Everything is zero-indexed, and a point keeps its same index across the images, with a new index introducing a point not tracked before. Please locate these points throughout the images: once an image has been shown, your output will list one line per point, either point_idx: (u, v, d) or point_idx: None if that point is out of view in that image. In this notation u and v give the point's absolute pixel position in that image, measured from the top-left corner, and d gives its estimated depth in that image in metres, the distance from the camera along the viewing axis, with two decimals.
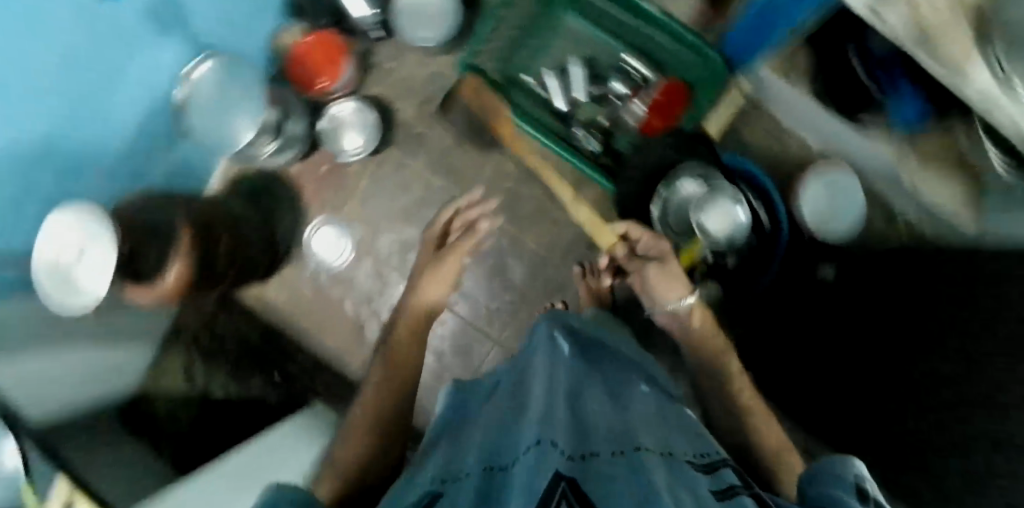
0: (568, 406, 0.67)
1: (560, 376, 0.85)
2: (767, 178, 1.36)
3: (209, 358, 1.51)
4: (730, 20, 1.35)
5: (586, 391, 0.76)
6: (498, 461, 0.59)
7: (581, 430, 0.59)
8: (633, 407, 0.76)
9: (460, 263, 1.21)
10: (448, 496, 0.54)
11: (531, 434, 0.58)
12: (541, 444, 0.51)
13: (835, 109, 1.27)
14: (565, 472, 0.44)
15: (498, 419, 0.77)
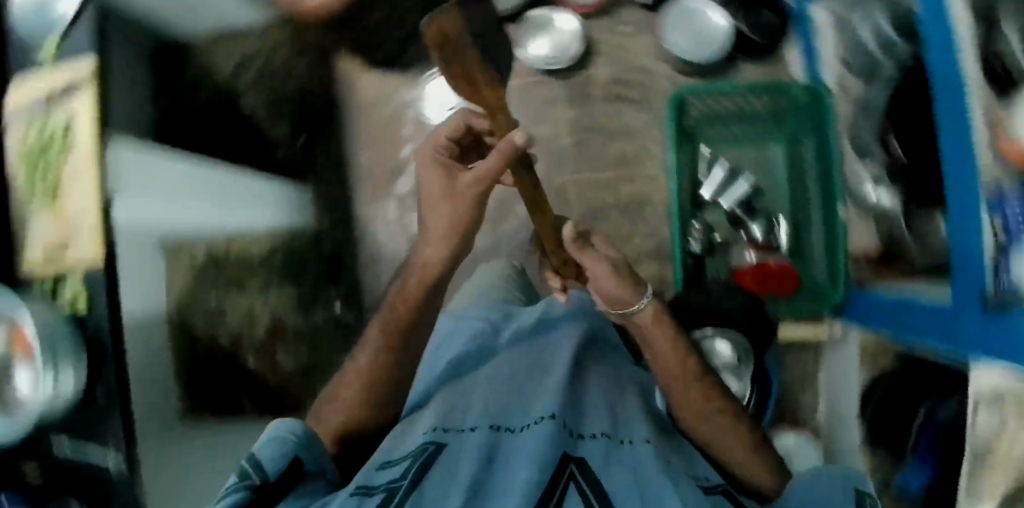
0: (569, 382, 0.84)
1: (520, 346, 0.98)
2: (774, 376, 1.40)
3: (281, 96, 1.28)
4: (875, 283, 1.20)
5: (584, 377, 0.88)
6: (496, 404, 0.80)
7: (580, 410, 0.77)
8: (566, 361, 0.91)
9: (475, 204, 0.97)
10: (454, 440, 0.72)
11: (520, 400, 0.80)
12: (541, 418, 0.72)
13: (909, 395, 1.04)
14: (559, 450, 0.65)
15: (500, 383, 0.86)
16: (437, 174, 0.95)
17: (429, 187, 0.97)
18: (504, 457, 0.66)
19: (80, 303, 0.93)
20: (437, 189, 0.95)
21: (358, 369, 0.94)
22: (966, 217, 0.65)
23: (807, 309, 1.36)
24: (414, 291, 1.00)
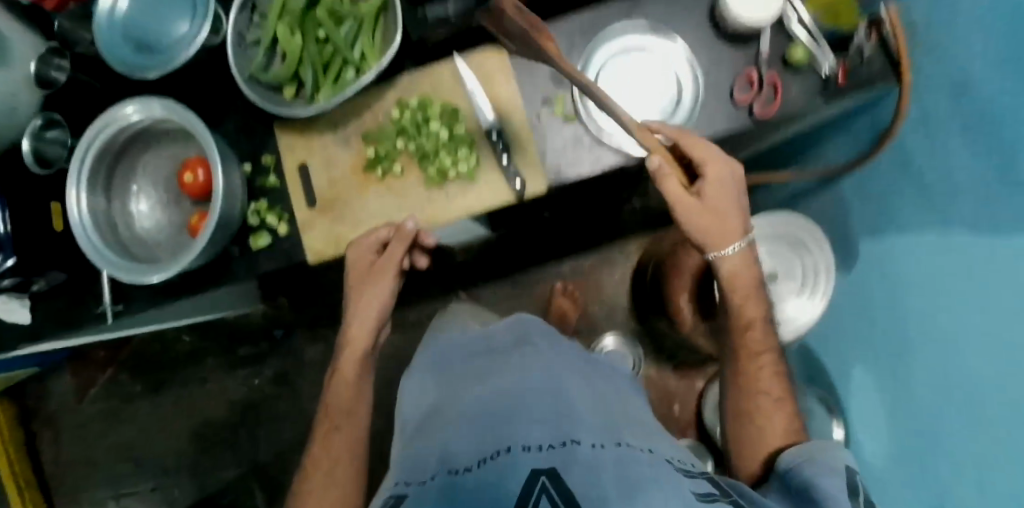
0: (522, 390, 0.54)
1: (485, 347, 0.70)
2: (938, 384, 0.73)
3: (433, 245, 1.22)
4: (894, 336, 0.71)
5: (553, 378, 0.57)
6: (449, 427, 0.51)
7: (563, 415, 0.49)
8: (540, 366, 0.59)
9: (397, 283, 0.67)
10: (412, 488, 0.45)
11: (477, 418, 0.50)
12: (509, 447, 0.44)
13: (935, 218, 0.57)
14: (531, 468, 0.41)
15: (456, 404, 0.56)
16: (371, 256, 0.65)
17: (364, 275, 0.65)
18: (485, 489, 0.40)
19: (285, 227, 0.68)
20: (369, 275, 0.65)
21: (335, 454, 0.61)
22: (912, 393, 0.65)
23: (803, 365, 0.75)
24: (350, 362, 0.66)
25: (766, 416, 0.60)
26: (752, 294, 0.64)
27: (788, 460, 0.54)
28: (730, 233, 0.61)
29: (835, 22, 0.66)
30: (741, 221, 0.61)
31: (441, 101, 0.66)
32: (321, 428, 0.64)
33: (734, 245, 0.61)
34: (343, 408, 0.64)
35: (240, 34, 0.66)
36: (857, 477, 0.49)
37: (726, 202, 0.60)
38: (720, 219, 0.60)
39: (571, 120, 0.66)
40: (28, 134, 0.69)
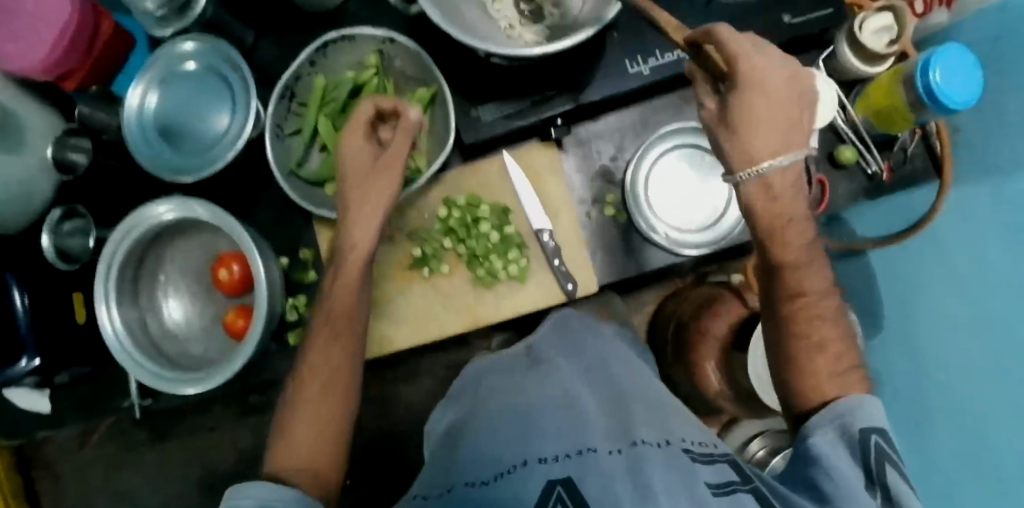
0: (529, 400, 0.50)
1: (505, 361, 0.63)
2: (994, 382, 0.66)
3: None
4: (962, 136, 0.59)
5: (558, 379, 0.53)
6: (462, 450, 0.48)
7: (573, 420, 0.45)
8: (550, 371, 0.55)
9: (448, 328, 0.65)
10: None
11: (494, 431, 0.47)
12: (522, 461, 0.41)
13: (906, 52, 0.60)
14: (544, 479, 0.38)
15: (474, 418, 0.53)
16: (369, 153, 0.55)
17: (357, 175, 0.54)
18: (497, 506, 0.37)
19: None
20: (366, 176, 0.54)
21: (332, 360, 0.54)
22: None
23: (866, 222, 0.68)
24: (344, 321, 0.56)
25: (812, 324, 0.44)
26: (796, 215, 0.42)
27: (814, 422, 0.42)
28: (788, 138, 0.39)
29: (885, 126, 0.67)
30: (800, 120, 0.40)
31: (490, 199, 0.65)
32: (317, 334, 0.55)
33: (784, 156, 0.39)
34: (347, 306, 0.56)
35: (277, 127, 0.62)
36: (871, 439, 0.39)
37: (783, 88, 0.38)
38: (777, 92, 0.38)
39: (621, 218, 0.66)
40: (46, 231, 0.64)
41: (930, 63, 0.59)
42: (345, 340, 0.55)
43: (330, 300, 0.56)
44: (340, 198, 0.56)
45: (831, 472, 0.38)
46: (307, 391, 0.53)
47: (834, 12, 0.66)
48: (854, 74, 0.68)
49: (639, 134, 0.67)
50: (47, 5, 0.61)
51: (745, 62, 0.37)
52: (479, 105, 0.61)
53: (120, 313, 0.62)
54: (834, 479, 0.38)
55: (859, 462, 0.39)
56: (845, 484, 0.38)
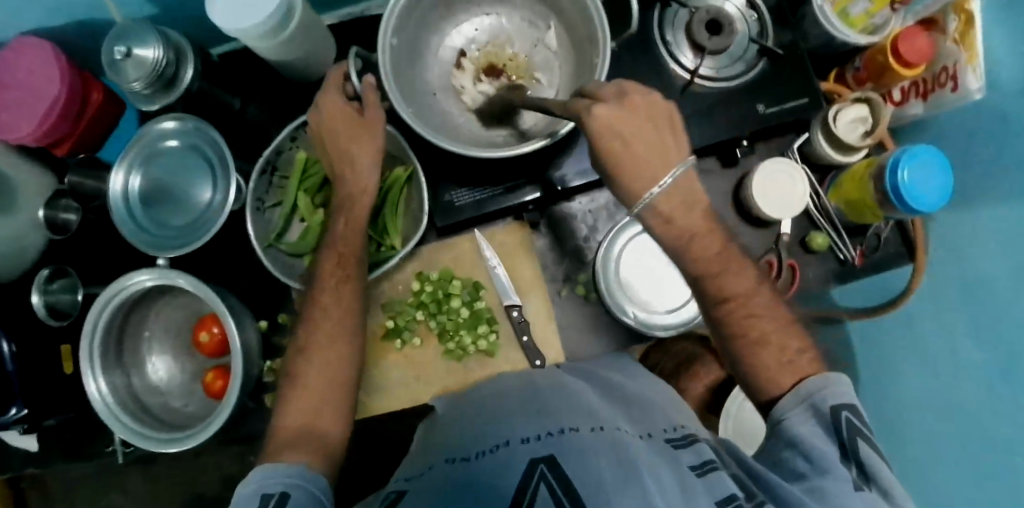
0: (527, 400, 0.52)
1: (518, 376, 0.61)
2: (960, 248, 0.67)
3: None
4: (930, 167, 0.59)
5: (562, 388, 0.55)
6: (453, 437, 0.50)
7: (563, 409, 0.48)
8: (546, 380, 0.57)
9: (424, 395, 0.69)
10: (414, 483, 0.43)
11: (489, 424, 0.49)
12: (505, 442, 0.43)
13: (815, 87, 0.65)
14: (527, 460, 0.40)
15: (471, 412, 0.54)
16: (350, 107, 0.52)
17: (342, 128, 0.51)
18: (480, 481, 0.39)
19: None
20: (354, 131, 0.51)
21: (345, 300, 0.52)
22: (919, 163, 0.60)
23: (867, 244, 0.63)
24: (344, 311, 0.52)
25: (756, 319, 0.45)
26: (702, 227, 0.47)
27: (780, 407, 0.42)
28: (661, 163, 0.45)
29: (855, 216, 0.68)
30: (668, 143, 0.45)
31: (463, 274, 0.69)
32: (327, 275, 0.52)
33: (661, 182, 0.45)
34: (357, 246, 0.53)
35: (258, 202, 0.65)
36: (842, 417, 0.38)
37: (633, 121, 0.43)
38: (634, 131, 0.43)
39: (590, 298, 0.70)
40: (35, 292, 0.67)
41: (898, 163, 0.59)
42: (355, 278, 0.53)
43: (337, 241, 0.53)
44: (340, 161, 0.52)
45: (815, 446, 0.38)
46: (319, 333, 0.50)
47: (811, 101, 0.65)
48: (828, 161, 0.69)
49: (612, 216, 0.70)
50: (38, 76, 0.62)
51: (596, 121, 0.43)
52: (454, 189, 0.64)
53: (107, 382, 0.64)
54: (807, 455, 0.38)
55: (832, 441, 0.38)
56: (818, 458, 0.37)
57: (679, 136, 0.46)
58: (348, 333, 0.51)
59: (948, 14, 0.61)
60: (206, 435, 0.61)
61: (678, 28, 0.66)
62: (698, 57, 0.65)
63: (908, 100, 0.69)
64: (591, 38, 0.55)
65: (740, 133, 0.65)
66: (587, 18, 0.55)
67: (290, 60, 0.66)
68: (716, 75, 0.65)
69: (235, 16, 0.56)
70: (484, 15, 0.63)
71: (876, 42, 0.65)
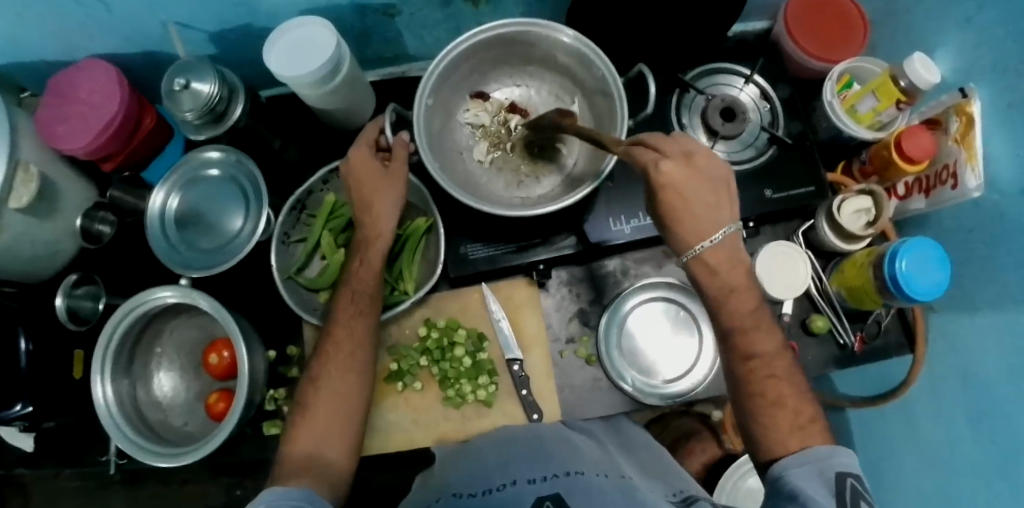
0: (530, 446, 0.55)
1: (522, 428, 0.62)
2: (963, 349, 0.67)
3: None
4: (928, 257, 0.61)
5: (573, 439, 0.58)
6: (460, 475, 0.53)
7: (572, 453, 0.53)
8: (552, 432, 0.59)
9: (418, 442, 0.69)
10: None
11: (493, 463, 0.53)
12: (512, 481, 0.48)
13: (821, 174, 0.69)
14: (533, 499, 0.44)
15: (480, 451, 0.58)
16: (376, 161, 0.54)
17: (365, 177, 0.54)
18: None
19: None
20: (377, 181, 0.54)
21: (356, 336, 0.53)
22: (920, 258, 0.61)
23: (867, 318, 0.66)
24: (355, 342, 0.53)
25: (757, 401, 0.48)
26: (739, 286, 0.51)
27: (784, 464, 0.45)
28: (710, 219, 0.49)
29: (856, 302, 0.69)
30: (720, 204, 0.50)
31: (469, 324, 0.72)
32: (341, 310, 0.54)
33: (710, 238, 0.49)
34: (372, 287, 0.55)
35: (284, 235, 0.69)
36: (846, 481, 0.42)
37: (694, 181, 0.48)
38: (692, 190, 0.48)
39: (592, 361, 0.70)
40: (60, 294, 0.70)
41: (895, 253, 0.61)
42: (367, 315, 0.54)
43: (352, 282, 0.54)
44: (360, 207, 0.54)
45: (813, 497, 0.41)
46: (330, 367, 0.52)
47: (816, 190, 0.68)
48: (832, 248, 0.71)
49: (618, 283, 0.72)
50: (100, 97, 0.67)
51: (662, 178, 0.47)
52: (469, 243, 0.67)
53: (114, 390, 0.66)
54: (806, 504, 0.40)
55: (835, 499, 0.41)
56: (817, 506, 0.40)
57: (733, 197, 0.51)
58: (355, 370, 0.52)
59: (950, 116, 0.64)
60: (204, 455, 0.62)
61: (694, 112, 0.70)
62: (711, 141, 0.69)
63: (911, 196, 0.71)
64: (611, 114, 0.60)
65: (747, 214, 0.68)
66: (609, 98, 0.60)
67: (334, 108, 0.71)
68: (728, 159, 0.69)
69: (293, 64, 0.62)
70: (513, 85, 0.68)
71: (881, 138, 0.69)
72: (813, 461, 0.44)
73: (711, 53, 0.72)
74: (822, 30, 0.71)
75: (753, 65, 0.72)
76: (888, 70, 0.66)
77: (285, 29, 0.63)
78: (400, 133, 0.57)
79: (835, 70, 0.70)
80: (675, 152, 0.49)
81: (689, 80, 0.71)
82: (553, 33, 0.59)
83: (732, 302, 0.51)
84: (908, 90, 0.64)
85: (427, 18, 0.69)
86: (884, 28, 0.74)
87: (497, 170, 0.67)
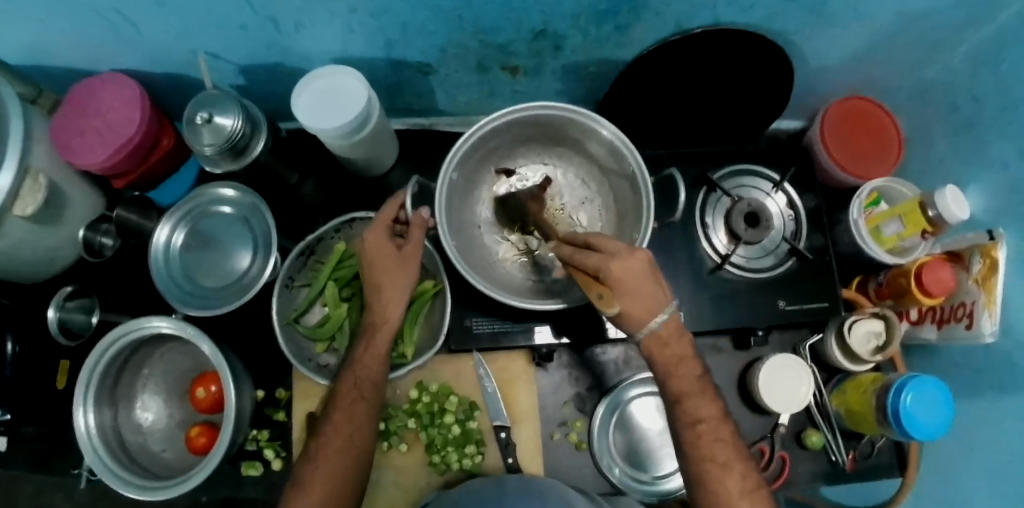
0: (519, 491, 0.56)
1: (516, 481, 0.59)
2: (957, 480, 0.67)
3: None
4: (938, 403, 0.60)
5: (556, 487, 0.57)
6: (461, 506, 0.54)
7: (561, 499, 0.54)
8: (539, 481, 0.58)
9: (394, 506, 0.68)
10: None
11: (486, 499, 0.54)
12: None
13: (836, 292, 0.68)
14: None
15: (472, 484, 0.59)
16: (391, 244, 0.54)
17: (380, 261, 0.53)
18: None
19: (280, 462, 0.69)
20: (392, 266, 0.53)
21: (355, 421, 0.52)
22: (938, 405, 0.60)
23: (867, 429, 0.66)
24: (351, 418, 0.53)
25: None
26: (685, 354, 0.50)
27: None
28: (652, 306, 0.46)
29: (853, 424, 0.68)
30: (660, 290, 0.46)
31: (461, 391, 0.70)
32: (342, 395, 0.53)
33: (656, 320, 0.46)
34: (376, 374, 0.54)
35: (289, 279, 0.67)
36: None
37: (639, 272, 0.44)
38: (638, 286, 0.44)
39: (582, 447, 0.70)
40: (52, 307, 0.70)
41: (902, 386, 0.60)
42: (368, 403, 0.53)
43: (355, 368, 0.54)
44: (371, 290, 0.54)
45: None
46: (327, 449, 0.51)
47: (830, 305, 0.68)
48: (837, 364, 0.70)
49: (618, 372, 0.72)
50: (117, 114, 0.66)
51: (611, 276, 0.43)
52: (476, 316, 0.66)
53: (97, 419, 0.65)
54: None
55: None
56: None
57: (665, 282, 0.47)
58: (354, 453, 0.52)
59: (974, 254, 0.63)
60: (182, 494, 0.60)
61: (719, 213, 0.69)
62: (733, 245, 0.68)
63: (923, 322, 0.71)
64: (637, 211, 0.59)
65: (755, 322, 0.67)
66: (637, 196, 0.59)
67: (357, 158, 0.70)
68: (747, 265, 0.68)
69: (324, 117, 0.61)
70: (541, 163, 0.66)
71: (900, 264, 0.69)
72: None
73: (741, 151, 0.72)
74: (854, 147, 0.71)
75: (784, 172, 0.71)
76: (916, 196, 0.67)
77: (320, 74, 0.60)
78: (421, 208, 0.55)
79: (865, 188, 0.70)
80: (616, 247, 0.45)
81: (717, 179, 0.70)
82: (592, 124, 0.58)
83: (680, 372, 0.50)
84: (935, 220, 0.65)
85: (461, 79, 0.68)
86: (918, 145, 0.74)
87: (510, 248, 0.65)
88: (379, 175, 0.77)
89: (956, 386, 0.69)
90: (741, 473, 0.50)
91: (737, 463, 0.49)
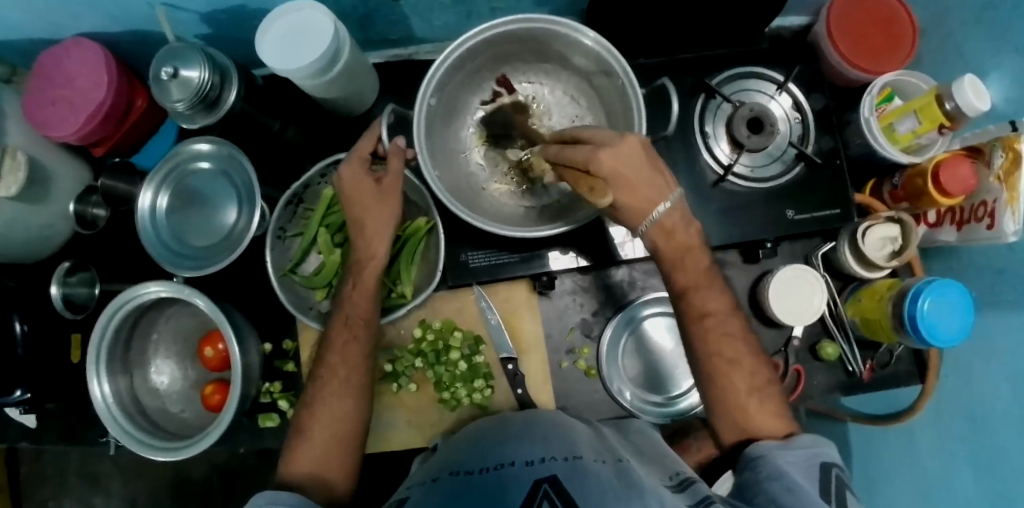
0: (528, 427, 0.50)
1: (532, 416, 0.54)
2: (977, 379, 0.65)
3: None
4: (957, 310, 0.57)
5: (559, 423, 0.51)
6: (466, 449, 0.48)
7: (564, 437, 0.47)
8: (544, 418, 0.53)
9: (410, 443, 0.69)
10: (414, 491, 0.43)
11: (492, 440, 0.49)
12: (508, 461, 0.42)
13: (847, 195, 0.65)
14: (531, 479, 0.39)
15: (486, 427, 0.54)
16: (368, 178, 0.52)
17: (358, 198, 0.52)
18: (481, 494, 0.38)
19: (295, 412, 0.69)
20: (372, 201, 0.51)
21: (352, 362, 0.52)
22: (959, 311, 0.57)
23: (880, 331, 0.64)
24: (350, 361, 0.52)
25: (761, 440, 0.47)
26: (696, 248, 0.47)
27: (765, 446, 0.43)
28: (652, 195, 0.44)
29: (869, 332, 0.66)
30: (658, 174, 0.44)
31: (464, 326, 0.69)
32: (335, 335, 0.53)
33: (660, 208, 0.45)
34: (366, 312, 0.54)
35: (280, 230, 0.66)
36: (833, 472, 0.39)
37: (635, 159, 0.42)
38: (637, 174, 0.42)
39: (592, 374, 0.69)
40: (54, 283, 0.70)
41: (920, 292, 0.57)
42: (362, 342, 0.53)
43: (346, 307, 0.54)
44: (353, 228, 0.53)
45: (799, 484, 0.38)
46: (325, 391, 0.51)
47: (841, 212, 0.65)
48: (850, 271, 0.67)
49: (624, 294, 0.70)
50: (86, 80, 0.63)
51: (604, 168, 0.41)
52: (471, 251, 0.65)
53: (112, 387, 0.66)
54: (791, 487, 0.38)
55: (822, 486, 0.38)
56: (796, 485, 0.38)
57: (664, 166, 0.45)
58: (352, 394, 0.52)
59: (995, 148, 0.58)
60: (197, 452, 0.61)
61: (719, 120, 0.66)
62: (735, 153, 0.64)
63: (941, 224, 0.67)
64: (627, 125, 0.55)
65: (762, 233, 0.65)
66: (627, 109, 0.55)
67: (334, 97, 0.67)
68: (751, 175, 0.65)
69: (285, 56, 0.57)
70: (527, 83, 0.63)
71: (916, 163, 0.65)
72: (806, 464, 0.40)
73: (742, 54, 0.67)
74: (864, 38, 0.66)
75: (788, 72, 0.67)
76: (934, 89, 0.60)
77: (283, 12, 0.57)
78: (396, 138, 0.52)
79: (877, 83, 0.65)
80: (604, 136, 0.43)
81: (715, 85, 0.66)
82: (573, 35, 0.53)
83: (695, 274, 0.47)
84: (952, 114, 0.59)
85: (433, 2, 0.63)
86: (934, 30, 0.68)
87: (501, 180, 0.63)
88: (362, 112, 0.74)
89: (976, 286, 0.66)
90: (778, 397, 0.46)
91: (757, 364, 0.47)
